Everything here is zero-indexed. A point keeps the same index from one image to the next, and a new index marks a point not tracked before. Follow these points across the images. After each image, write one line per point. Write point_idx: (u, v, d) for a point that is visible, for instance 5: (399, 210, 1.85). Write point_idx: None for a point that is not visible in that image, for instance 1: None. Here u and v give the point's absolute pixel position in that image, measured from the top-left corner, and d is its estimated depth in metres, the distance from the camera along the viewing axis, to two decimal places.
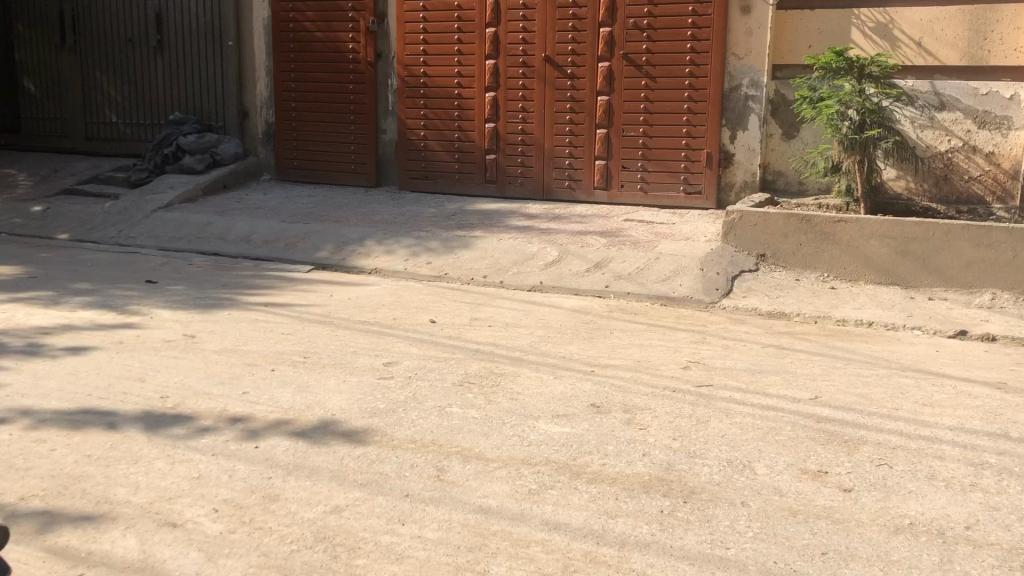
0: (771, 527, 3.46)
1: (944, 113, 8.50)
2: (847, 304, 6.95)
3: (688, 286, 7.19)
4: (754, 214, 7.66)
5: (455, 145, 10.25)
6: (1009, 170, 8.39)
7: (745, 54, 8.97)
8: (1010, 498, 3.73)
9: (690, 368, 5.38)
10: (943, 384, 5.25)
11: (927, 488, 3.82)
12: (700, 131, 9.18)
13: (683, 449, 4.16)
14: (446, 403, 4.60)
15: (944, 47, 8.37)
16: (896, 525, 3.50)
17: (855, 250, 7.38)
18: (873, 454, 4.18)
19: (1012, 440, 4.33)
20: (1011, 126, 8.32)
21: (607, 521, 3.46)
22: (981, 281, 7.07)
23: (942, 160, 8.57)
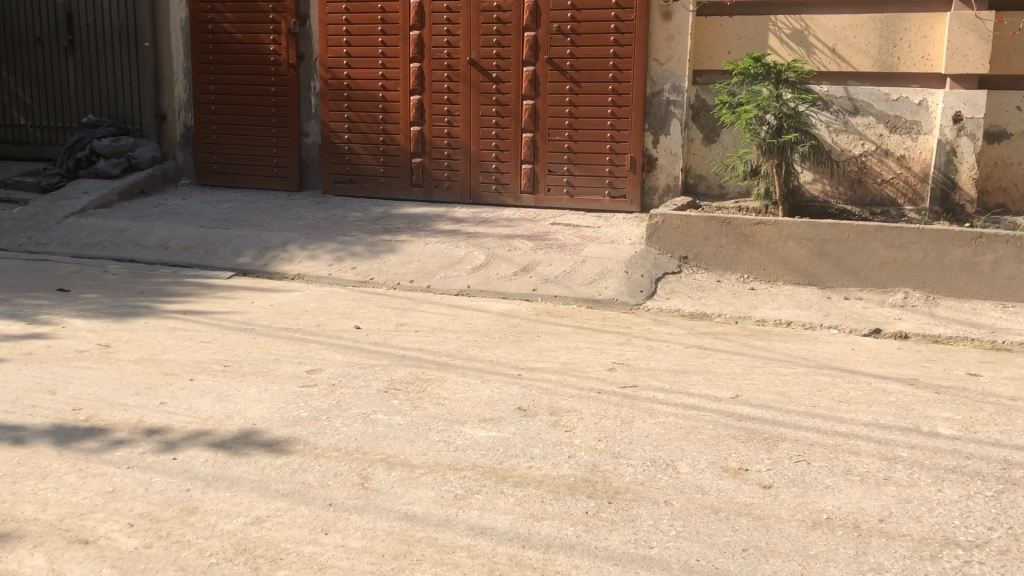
0: (694, 525, 3.51)
1: (857, 118, 8.77)
2: (766, 304, 7.11)
3: (614, 288, 7.26)
4: (677, 217, 7.79)
5: (380, 149, 10.17)
6: (920, 173, 8.70)
7: (666, 60, 9.10)
8: (921, 490, 3.86)
9: (616, 369, 5.44)
10: (859, 380, 5.41)
11: (843, 483, 3.92)
12: (624, 135, 9.29)
13: (608, 449, 4.20)
14: (371, 410, 4.55)
15: (856, 54, 8.63)
16: (814, 520, 3.59)
17: (774, 251, 7.56)
18: (791, 450, 4.27)
19: (923, 435, 4.48)
20: (920, 131, 8.63)
21: (533, 524, 3.46)
22: (894, 281, 7.30)
23: (856, 163, 8.84)
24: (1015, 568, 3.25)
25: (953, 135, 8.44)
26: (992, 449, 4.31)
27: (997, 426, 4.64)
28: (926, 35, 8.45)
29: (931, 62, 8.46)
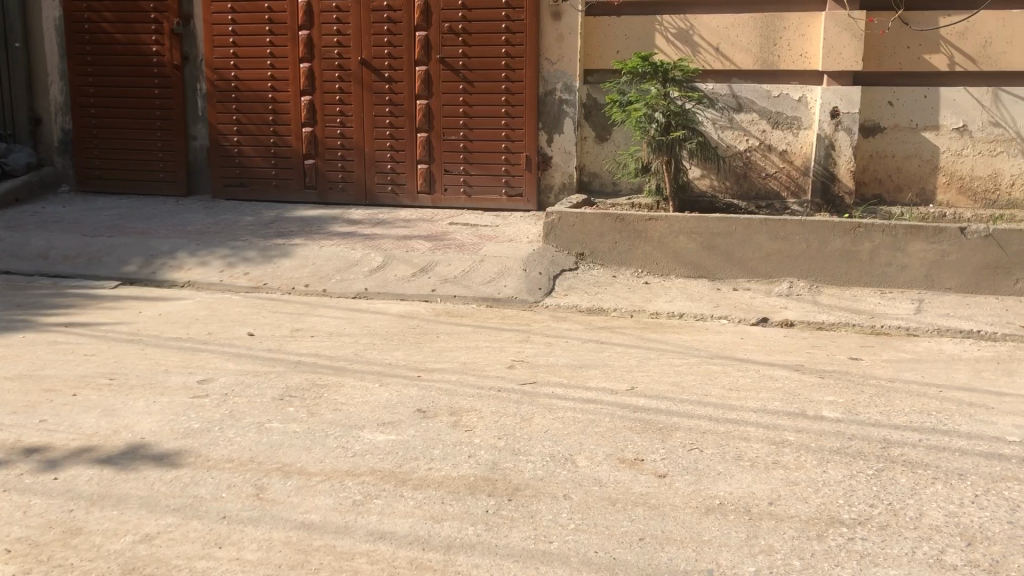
0: (593, 517, 3.56)
1: (741, 115, 9.06)
2: (660, 298, 7.27)
3: (513, 286, 7.30)
4: (572, 214, 7.89)
5: (271, 151, 9.95)
6: (801, 167, 9.05)
7: (558, 59, 9.19)
8: (807, 472, 4.01)
9: (514, 367, 5.47)
10: (748, 368, 5.59)
11: (734, 469, 4.05)
12: (519, 134, 9.35)
13: (507, 447, 4.22)
14: (265, 419, 4.45)
15: (738, 52, 8.91)
16: (707, 506, 3.69)
17: (666, 246, 7.74)
18: (685, 439, 4.38)
19: (809, 418, 4.66)
20: (801, 126, 8.97)
21: (433, 526, 3.45)
22: (780, 271, 7.57)
23: (741, 158, 9.14)
24: (894, 542, 3.42)
25: (830, 129, 8.79)
26: (873, 429, 4.52)
27: (877, 407, 4.87)
28: (804, 33, 8.78)
29: (809, 60, 8.81)
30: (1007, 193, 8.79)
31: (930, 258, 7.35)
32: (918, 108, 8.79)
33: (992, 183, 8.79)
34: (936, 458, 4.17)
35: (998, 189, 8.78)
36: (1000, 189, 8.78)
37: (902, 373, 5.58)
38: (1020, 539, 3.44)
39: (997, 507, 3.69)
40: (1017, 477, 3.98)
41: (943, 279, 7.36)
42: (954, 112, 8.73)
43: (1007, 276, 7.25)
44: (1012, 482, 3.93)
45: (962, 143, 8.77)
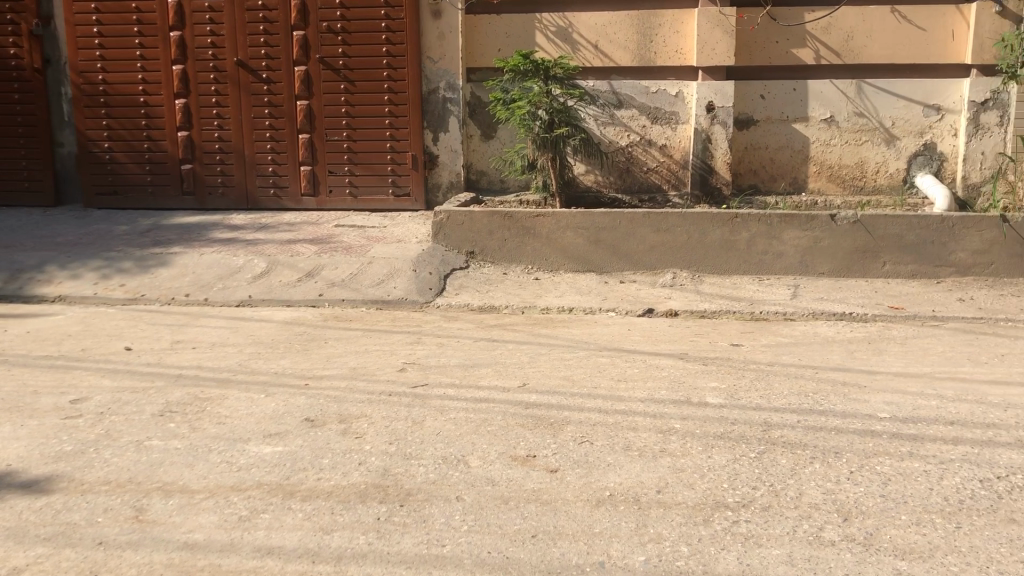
0: (485, 517, 3.56)
1: (622, 111, 9.23)
2: (550, 293, 7.33)
3: (403, 287, 7.23)
4: (461, 213, 7.88)
5: (145, 156, 9.58)
6: (680, 161, 9.29)
7: (440, 57, 9.15)
8: (693, 459, 4.11)
9: (405, 370, 5.42)
10: (636, 359, 5.70)
11: (623, 459, 4.11)
12: (403, 133, 9.27)
13: (399, 452, 4.17)
14: (145, 437, 4.27)
15: (617, 49, 9.07)
16: (598, 498, 3.74)
17: (554, 242, 7.82)
18: (575, 432, 4.43)
19: (693, 405, 4.78)
20: (679, 121, 9.20)
21: (322, 538, 3.38)
22: (664, 263, 7.75)
23: (624, 153, 9.32)
24: (776, 522, 3.54)
25: (707, 123, 9.05)
26: (754, 412, 4.67)
27: (757, 391, 5.03)
28: (678, 30, 9.01)
29: (685, 55, 9.04)
30: (872, 180, 9.23)
31: (804, 244, 7.66)
32: (788, 101, 9.14)
33: (859, 171, 9.21)
34: (814, 438, 4.34)
35: (865, 176, 9.21)
36: (866, 177, 9.22)
37: (781, 356, 5.79)
38: (891, 511, 3.62)
39: (870, 482, 3.87)
40: (888, 452, 4.18)
41: (816, 265, 7.67)
42: (822, 104, 9.11)
43: (875, 260, 7.62)
44: (883, 456, 4.13)
45: (830, 133, 9.16)
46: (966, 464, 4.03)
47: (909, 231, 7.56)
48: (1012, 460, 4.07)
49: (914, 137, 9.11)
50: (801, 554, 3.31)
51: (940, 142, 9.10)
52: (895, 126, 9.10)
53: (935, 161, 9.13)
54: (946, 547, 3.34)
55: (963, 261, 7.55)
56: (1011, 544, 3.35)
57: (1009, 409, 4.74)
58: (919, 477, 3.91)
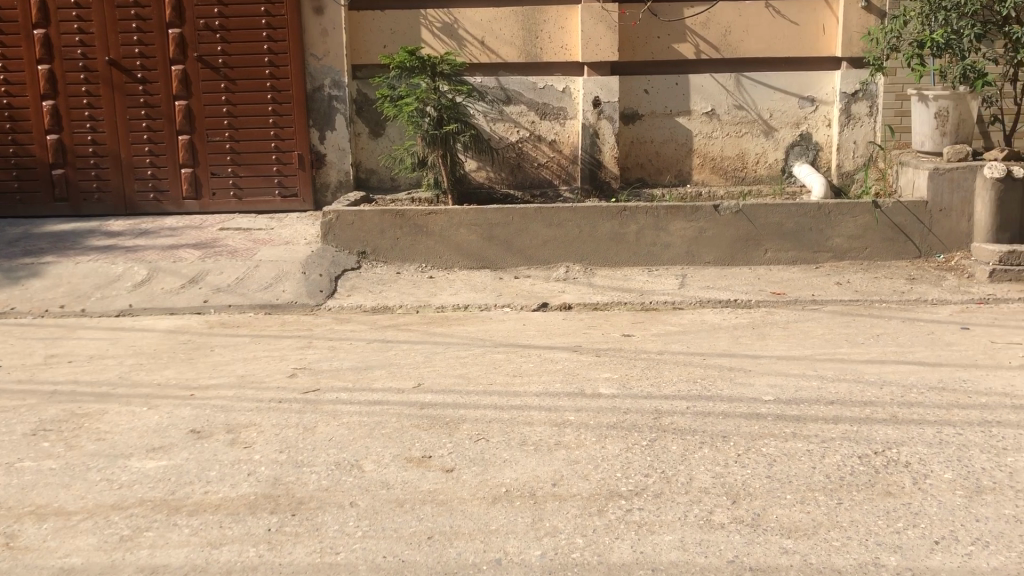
0: (380, 522, 3.51)
1: (510, 107, 9.26)
2: (444, 291, 7.30)
3: (292, 290, 7.06)
4: (350, 212, 7.76)
5: (12, 162, 9.07)
6: (569, 156, 9.39)
7: (323, 54, 8.97)
8: (588, 450, 4.15)
9: (296, 375, 5.30)
10: (530, 354, 5.72)
11: (519, 454, 4.12)
12: (288, 133, 9.07)
13: (290, 460, 4.07)
14: (16, 459, 4.04)
15: (503, 45, 9.10)
16: (494, 495, 3.74)
17: (447, 239, 7.79)
18: (471, 431, 4.41)
19: (586, 397, 4.83)
20: (567, 116, 9.29)
21: (209, 553, 3.27)
22: (557, 257, 7.83)
23: (514, 149, 9.36)
24: (667, 508, 3.61)
25: (594, 118, 9.16)
26: (646, 401, 4.75)
27: (648, 379, 5.13)
28: (563, 26, 9.10)
29: (570, 51, 9.14)
30: (753, 171, 9.53)
31: (690, 235, 7.84)
32: (671, 95, 9.34)
33: (741, 162, 9.50)
34: (702, 423, 4.45)
35: (746, 167, 9.51)
36: (747, 167, 9.52)
37: (670, 345, 5.92)
38: (777, 491, 3.73)
39: (757, 464, 3.99)
40: (773, 433, 4.32)
41: (702, 254, 7.87)
42: (703, 98, 9.35)
43: (758, 248, 7.87)
44: (769, 438, 4.26)
45: (712, 126, 9.41)
46: (846, 442, 4.20)
47: (788, 219, 7.83)
48: (888, 436, 4.26)
49: (791, 128, 9.45)
50: (692, 538, 3.38)
51: (815, 132, 9.46)
52: (772, 117, 9.42)
53: (811, 150, 9.49)
54: (829, 523, 3.47)
55: (839, 246, 7.87)
56: (888, 516, 3.50)
57: (884, 386, 4.97)
58: (803, 456, 4.05)
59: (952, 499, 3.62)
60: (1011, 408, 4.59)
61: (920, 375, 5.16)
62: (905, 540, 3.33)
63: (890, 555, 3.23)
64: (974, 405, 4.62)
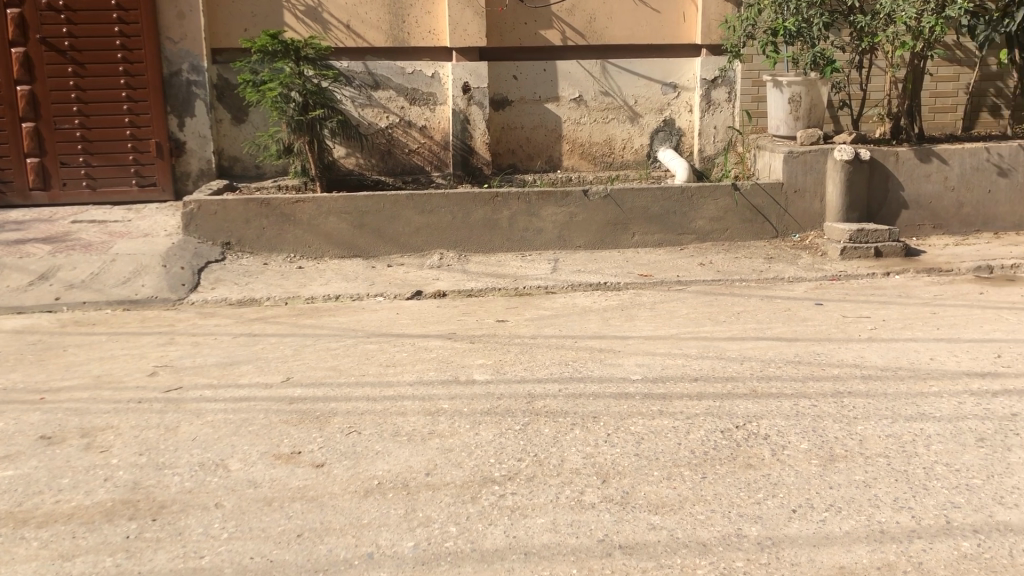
0: (247, 522, 3.40)
1: (379, 92, 9.14)
2: (314, 282, 7.14)
3: (152, 285, 6.76)
4: (213, 202, 7.49)
5: None
6: (440, 142, 9.36)
7: (180, 38, 8.59)
8: (461, 438, 4.14)
9: (157, 373, 5.07)
10: (404, 343, 5.66)
11: (392, 446, 4.07)
12: (144, 120, 8.67)
13: (151, 463, 3.90)
14: None
15: (369, 29, 8.96)
16: (366, 488, 3.68)
17: (316, 228, 7.64)
18: (342, 424, 4.33)
19: (460, 384, 4.83)
20: (436, 102, 9.24)
21: (61, 566, 3.09)
22: (429, 244, 7.78)
23: (383, 135, 9.24)
24: (540, 491, 3.64)
25: (464, 104, 9.14)
26: (519, 386, 4.79)
27: (521, 363, 5.18)
28: (429, 11, 9.03)
29: (438, 35, 9.08)
30: (620, 156, 9.73)
31: (561, 220, 7.93)
32: (540, 81, 9.41)
33: (608, 147, 9.68)
34: (574, 405, 4.51)
35: (613, 152, 9.70)
36: (615, 152, 9.71)
37: (543, 329, 5.97)
38: (645, 468, 3.83)
39: (625, 442, 4.07)
40: (641, 412, 4.42)
41: (573, 239, 7.98)
42: (571, 84, 9.46)
43: (626, 232, 8.04)
44: (638, 417, 4.36)
45: (580, 112, 9.54)
46: (710, 417, 4.34)
47: (654, 203, 8.03)
48: (749, 409, 4.43)
49: (655, 114, 9.68)
50: (564, 520, 3.42)
51: (678, 117, 9.72)
52: (638, 103, 9.62)
53: (675, 135, 9.76)
54: (694, 497, 3.58)
55: (703, 228, 8.13)
56: (748, 488, 3.64)
57: (745, 362, 5.17)
58: (669, 433, 4.17)
59: (808, 469, 3.80)
60: (860, 378, 4.86)
61: (778, 350, 5.39)
62: (764, 510, 3.47)
63: (752, 526, 3.36)
64: (828, 377, 4.87)
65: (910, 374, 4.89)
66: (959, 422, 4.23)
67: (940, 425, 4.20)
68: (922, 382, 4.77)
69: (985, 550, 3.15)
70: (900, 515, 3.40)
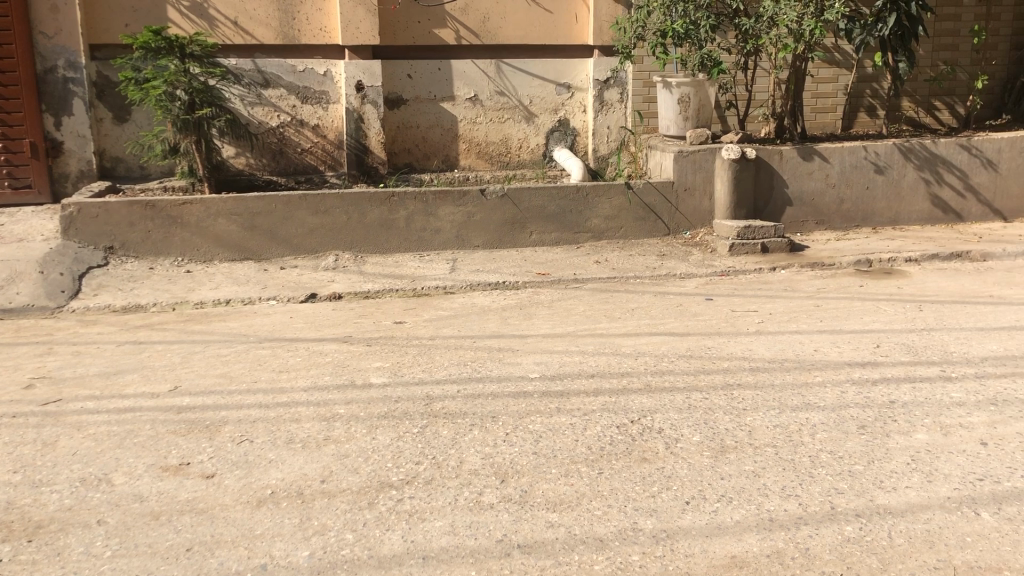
0: (132, 539, 3.26)
1: (269, 90, 8.94)
2: (204, 286, 6.92)
3: (28, 292, 6.44)
4: (94, 204, 7.17)
5: None
6: (334, 141, 9.22)
7: (55, 33, 8.20)
8: (357, 443, 4.08)
9: (32, 386, 4.81)
10: (298, 347, 5.54)
11: (286, 453, 3.98)
12: (17, 118, 8.25)
13: (27, 480, 3.70)
14: None
15: (259, 26, 8.75)
16: (259, 498, 3.58)
17: (205, 230, 7.41)
18: (233, 433, 4.20)
19: (357, 388, 4.76)
20: (329, 100, 9.09)
21: None
22: (324, 245, 7.65)
23: (274, 134, 9.06)
24: (438, 494, 3.62)
25: (357, 103, 9.02)
26: (417, 388, 4.74)
27: (419, 366, 5.12)
28: (321, 8, 8.86)
29: (329, 33, 8.93)
30: (516, 155, 9.78)
31: (459, 220, 7.91)
32: (434, 80, 9.36)
33: (504, 147, 9.71)
34: (472, 406, 4.50)
35: (509, 152, 9.73)
36: (511, 152, 9.75)
37: (441, 330, 5.94)
38: (543, 466, 3.85)
39: (524, 441, 4.08)
40: (539, 410, 4.44)
41: (471, 239, 7.98)
42: (465, 83, 9.44)
43: (523, 231, 8.08)
44: (535, 415, 4.38)
45: (475, 111, 9.54)
46: (606, 413, 4.40)
47: (551, 202, 8.09)
48: (643, 404, 4.50)
49: (550, 114, 9.75)
50: (462, 522, 3.40)
51: (572, 117, 9.81)
52: (532, 103, 9.68)
53: (570, 135, 9.85)
54: (591, 493, 3.61)
55: (598, 227, 8.24)
56: (643, 482, 3.70)
57: (639, 357, 5.26)
58: (567, 430, 4.20)
59: (700, 461, 3.88)
60: (749, 370, 5.01)
61: (671, 345, 5.51)
62: (659, 503, 3.53)
63: (647, 519, 3.41)
64: (718, 370, 5.00)
65: (795, 365, 5.06)
66: (841, 410, 4.40)
67: (824, 414, 4.36)
68: (807, 372, 4.95)
69: (866, 533, 3.29)
70: (788, 503, 3.51)
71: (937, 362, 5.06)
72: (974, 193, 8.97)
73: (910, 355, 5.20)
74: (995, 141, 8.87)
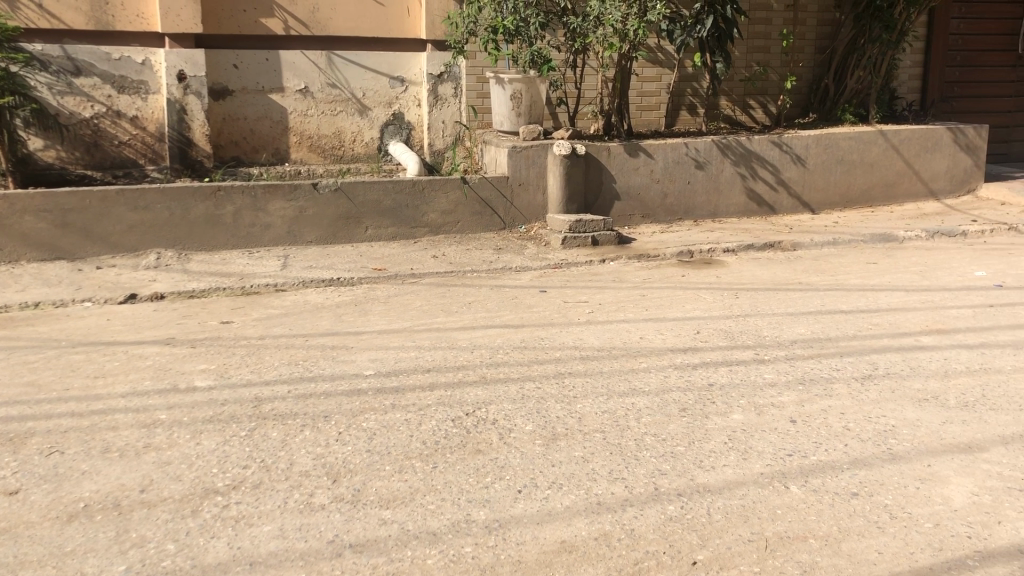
0: None
1: (81, 79, 8.41)
2: (9, 288, 6.43)
3: None
4: None
5: None
6: (154, 133, 8.77)
7: None
8: (181, 449, 3.89)
9: None
10: (116, 351, 5.23)
11: (101, 464, 3.75)
12: None
13: None
14: None
15: (67, 10, 8.21)
16: (70, 513, 3.36)
17: (10, 228, 6.89)
18: (41, 445, 3.92)
19: (182, 392, 4.54)
20: (148, 91, 8.64)
21: None
22: (145, 242, 7.27)
23: (88, 126, 8.55)
24: (267, 497, 3.51)
25: (179, 93, 8.62)
26: (245, 390, 4.58)
27: (247, 367, 4.95)
28: None
29: (147, 20, 8.48)
30: (350, 149, 9.61)
31: (290, 215, 7.70)
32: (262, 71, 9.08)
33: (337, 140, 9.53)
34: (303, 406, 4.39)
35: (342, 145, 9.55)
36: (345, 145, 9.57)
37: (272, 328, 5.77)
38: (376, 463, 3.81)
39: (357, 439, 4.02)
40: (373, 407, 4.39)
41: (303, 233, 7.78)
42: (295, 74, 9.20)
43: (358, 226, 7.96)
44: (368, 413, 4.32)
45: (306, 104, 9.30)
46: (440, 407, 4.40)
47: (385, 197, 8.01)
48: (477, 396, 4.54)
49: (385, 108, 9.62)
50: (292, 525, 3.31)
51: (406, 112, 9.70)
52: (366, 96, 9.52)
53: (405, 129, 9.75)
54: (424, 488, 3.61)
55: (434, 221, 8.24)
56: (477, 473, 3.73)
57: (474, 350, 5.29)
58: (401, 426, 4.17)
59: (533, 450, 3.95)
60: (579, 359, 5.14)
61: (505, 337, 5.58)
62: (492, 493, 3.57)
63: (480, 510, 3.44)
64: (550, 360, 5.10)
65: (622, 353, 5.25)
66: (664, 395, 4.59)
67: (649, 398, 4.54)
68: (633, 359, 5.14)
69: (687, 511, 3.44)
70: (615, 486, 3.63)
71: (751, 346, 5.37)
72: (785, 186, 9.57)
73: (727, 340, 5.49)
74: (802, 138, 9.49)
